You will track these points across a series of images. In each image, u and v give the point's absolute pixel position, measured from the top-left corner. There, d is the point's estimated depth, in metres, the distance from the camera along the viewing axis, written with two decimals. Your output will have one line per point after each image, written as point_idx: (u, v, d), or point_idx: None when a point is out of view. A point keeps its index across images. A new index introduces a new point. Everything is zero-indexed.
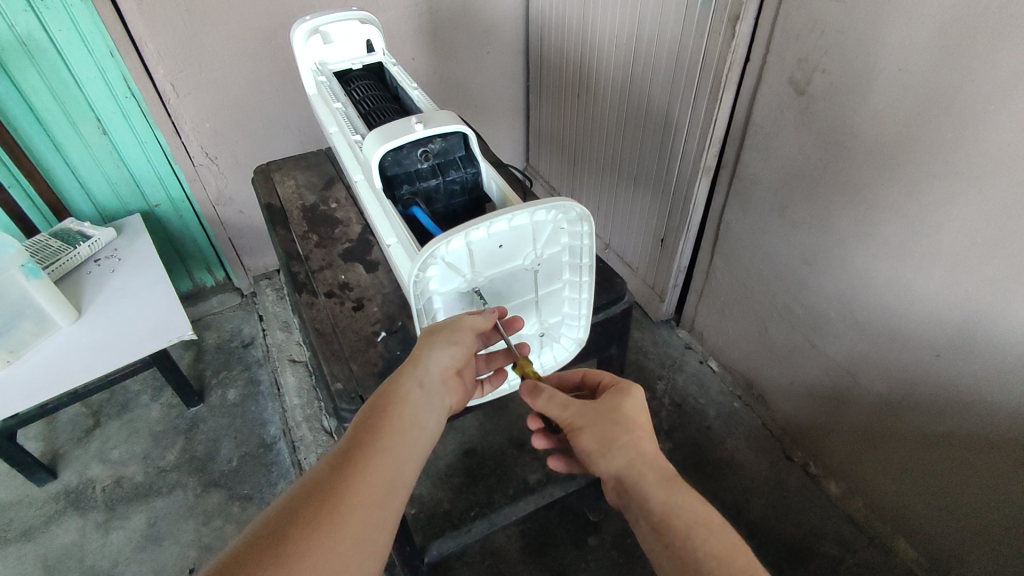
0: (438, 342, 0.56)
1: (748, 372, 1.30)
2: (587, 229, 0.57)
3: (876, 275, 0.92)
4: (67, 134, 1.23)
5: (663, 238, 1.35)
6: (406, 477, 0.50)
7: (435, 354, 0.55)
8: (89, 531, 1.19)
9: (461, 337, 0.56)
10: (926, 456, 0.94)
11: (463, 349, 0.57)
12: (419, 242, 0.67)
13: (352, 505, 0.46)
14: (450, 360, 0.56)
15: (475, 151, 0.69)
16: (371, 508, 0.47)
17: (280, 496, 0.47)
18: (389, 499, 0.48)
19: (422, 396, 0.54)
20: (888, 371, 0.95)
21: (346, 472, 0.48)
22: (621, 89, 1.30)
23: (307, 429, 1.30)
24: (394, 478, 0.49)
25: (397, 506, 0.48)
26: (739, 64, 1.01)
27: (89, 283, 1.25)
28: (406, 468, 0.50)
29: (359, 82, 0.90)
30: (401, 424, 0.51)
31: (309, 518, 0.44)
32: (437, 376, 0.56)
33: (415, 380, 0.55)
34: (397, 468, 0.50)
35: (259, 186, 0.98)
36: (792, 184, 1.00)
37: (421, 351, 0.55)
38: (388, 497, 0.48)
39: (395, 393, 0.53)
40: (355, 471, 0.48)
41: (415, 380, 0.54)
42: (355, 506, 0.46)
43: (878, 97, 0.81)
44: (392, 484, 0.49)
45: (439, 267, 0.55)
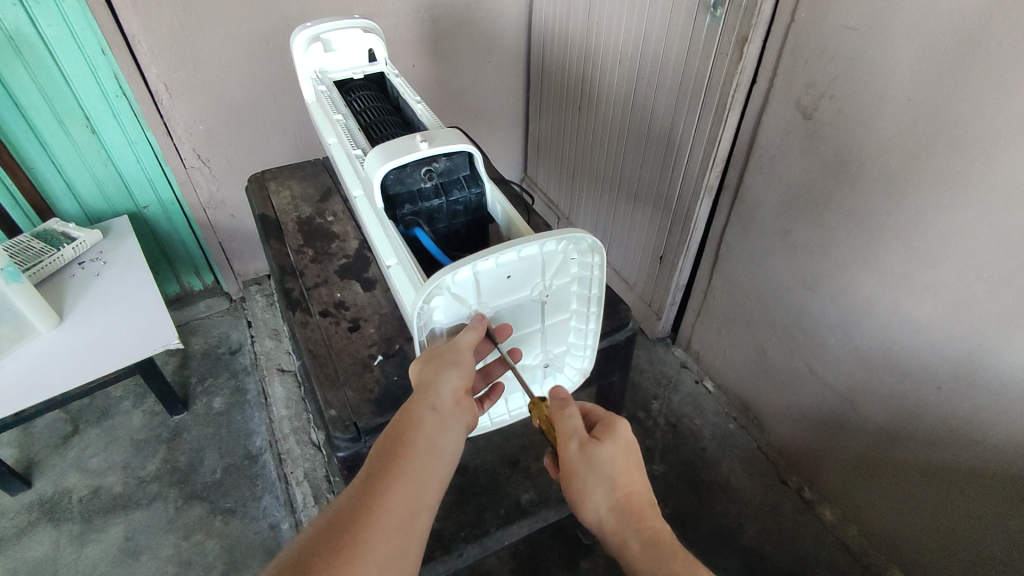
0: (440, 365, 0.52)
1: (744, 395, 1.29)
2: (598, 259, 0.55)
3: (878, 305, 0.91)
4: (54, 132, 1.20)
5: (662, 256, 1.34)
6: (426, 506, 0.48)
7: (441, 375, 0.52)
8: (63, 544, 1.15)
9: (462, 357, 0.53)
10: (924, 487, 0.93)
11: (467, 369, 0.53)
12: (421, 266, 0.65)
13: (373, 539, 0.44)
14: (458, 381, 0.52)
15: (480, 171, 0.67)
16: (391, 542, 0.44)
17: (301, 533, 0.45)
18: (410, 532, 0.46)
19: (434, 422, 0.51)
20: (887, 401, 0.94)
21: (363, 505, 0.46)
22: (623, 104, 1.29)
23: (294, 441, 1.27)
24: (414, 507, 0.47)
25: (420, 533, 0.46)
26: (745, 86, 1.00)
27: (72, 286, 1.21)
28: (426, 494, 0.48)
29: (360, 93, 0.88)
30: (415, 450, 0.49)
31: (330, 555, 0.43)
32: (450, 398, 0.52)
33: (427, 404, 0.51)
34: (415, 498, 0.47)
35: (254, 196, 0.95)
36: (796, 208, 0.99)
37: (428, 376, 0.52)
38: (410, 528, 0.46)
39: (407, 419, 0.50)
40: (372, 504, 0.46)
41: (425, 406, 0.51)
42: (375, 541, 0.44)
43: (887, 126, 0.80)
44: (411, 515, 0.46)
45: (444, 298, 0.53)
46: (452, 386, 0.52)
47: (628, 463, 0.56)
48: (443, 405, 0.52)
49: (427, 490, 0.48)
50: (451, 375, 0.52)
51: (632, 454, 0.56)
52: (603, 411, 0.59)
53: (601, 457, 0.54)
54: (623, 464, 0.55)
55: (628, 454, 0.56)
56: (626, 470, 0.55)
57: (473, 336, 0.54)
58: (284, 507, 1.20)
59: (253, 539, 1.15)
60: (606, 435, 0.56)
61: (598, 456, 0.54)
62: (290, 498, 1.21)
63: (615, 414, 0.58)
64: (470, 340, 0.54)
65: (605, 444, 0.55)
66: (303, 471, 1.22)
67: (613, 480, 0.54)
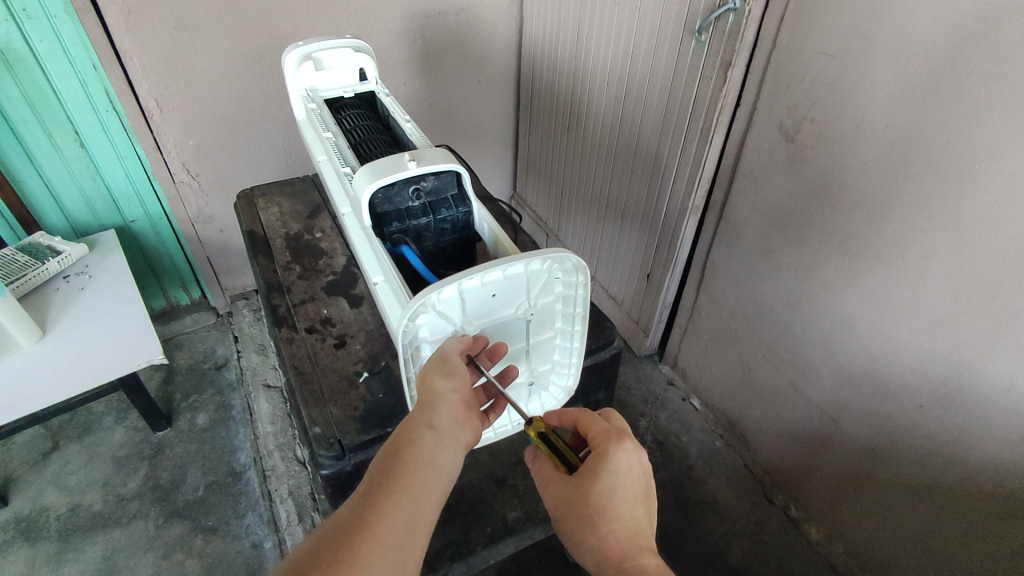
0: (436, 379, 0.53)
1: (729, 412, 1.29)
2: (582, 279, 0.55)
3: (860, 324, 0.92)
4: (43, 146, 1.19)
5: (649, 274, 1.35)
6: (425, 520, 0.47)
7: (438, 390, 0.52)
8: (39, 564, 1.12)
9: (455, 368, 0.53)
10: (907, 505, 0.93)
11: (463, 382, 0.53)
12: (408, 284, 0.65)
13: (371, 548, 0.44)
14: (455, 396, 0.53)
15: (467, 190, 0.68)
16: (389, 555, 0.44)
17: (303, 542, 0.45)
18: (409, 545, 0.45)
19: (433, 439, 0.51)
20: (869, 419, 0.95)
21: (364, 514, 0.46)
22: (611, 123, 1.31)
23: (279, 458, 1.26)
24: (413, 520, 0.46)
25: (417, 545, 0.46)
26: (730, 108, 1.02)
27: (57, 300, 1.20)
28: (425, 508, 0.48)
29: (350, 111, 0.89)
30: (414, 464, 0.49)
31: (328, 561, 0.43)
32: (448, 415, 0.52)
33: (426, 421, 0.51)
34: (414, 511, 0.47)
35: (242, 213, 0.95)
36: (779, 228, 1.01)
37: (426, 392, 0.52)
38: (407, 541, 0.45)
39: (407, 434, 0.51)
40: (371, 513, 0.46)
41: (424, 423, 0.51)
42: (372, 553, 0.44)
43: (865, 149, 0.83)
44: (409, 528, 0.46)
45: (428, 316, 0.53)
46: (448, 401, 0.52)
47: (614, 497, 0.54)
48: (442, 422, 0.52)
49: (426, 503, 0.48)
50: (448, 389, 0.52)
51: (622, 485, 0.54)
52: (601, 436, 0.56)
53: (577, 496, 0.55)
54: (607, 501, 0.54)
55: (616, 489, 0.54)
56: (610, 506, 0.54)
57: (460, 344, 0.54)
58: (268, 525, 1.18)
59: (235, 558, 1.13)
60: (589, 471, 0.54)
61: (574, 493, 0.55)
62: (273, 515, 1.19)
63: (608, 441, 0.55)
64: (460, 348, 0.54)
65: (586, 480, 0.54)
66: (288, 488, 1.20)
67: (592, 519, 0.54)
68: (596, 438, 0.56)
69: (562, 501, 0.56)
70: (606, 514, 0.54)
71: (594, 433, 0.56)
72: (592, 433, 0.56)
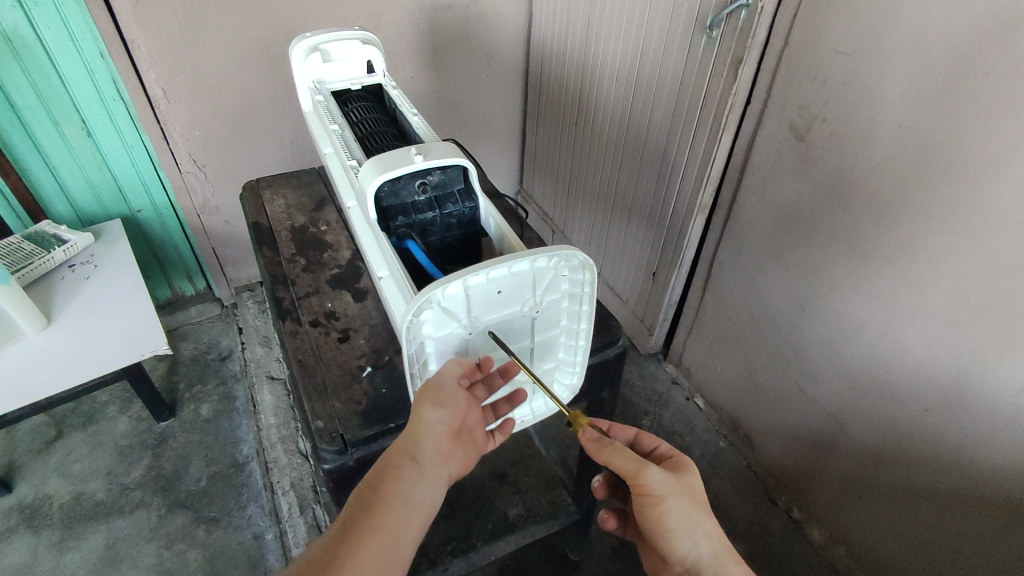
0: (425, 410, 0.51)
1: (734, 413, 1.29)
2: (589, 277, 0.51)
3: (868, 327, 0.91)
4: (50, 134, 1.20)
5: (655, 272, 1.34)
6: (402, 554, 0.49)
7: (425, 423, 0.51)
8: (42, 551, 1.13)
9: (446, 399, 0.50)
10: (910, 509, 0.93)
11: (454, 414, 0.52)
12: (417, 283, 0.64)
13: None
14: (443, 427, 0.52)
15: (474, 184, 0.67)
16: None
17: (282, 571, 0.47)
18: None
19: (415, 473, 0.51)
20: (876, 422, 0.94)
21: (341, 547, 0.47)
22: (619, 119, 1.29)
23: (282, 450, 1.26)
24: (389, 555, 0.48)
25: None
26: (740, 106, 1.01)
27: (63, 289, 1.20)
28: (403, 542, 0.49)
29: (357, 104, 0.88)
30: (394, 497, 0.49)
31: None
32: (432, 448, 0.52)
33: (410, 454, 0.51)
34: (392, 545, 0.48)
35: (248, 204, 0.95)
36: (787, 228, 1.00)
37: (413, 422, 0.52)
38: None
39: (390, 466, 0.51)
40: (349, 547, 0.47)
41: (407, 455, 0.51)
42: None
43: (877, 149, 0.81)
44: (385, 563, 0.47)
45: (432, 315, 0.48)
46: (435, 434, 0.52)
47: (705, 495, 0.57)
48: (424, 455, 0.52)
49: (404, 538, 0.49)
50: (434, 424, 0.51)
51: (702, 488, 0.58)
52: (673, 449, 0.61)
53: (680, 482, 0.55)
54: (704, 496, 0.57)
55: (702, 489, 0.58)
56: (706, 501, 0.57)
57: (457, 374, 0.51)
58: (269, 517, 1.18)
59: (236, 549, 1.14)
60: (682, 467, 0.58)
61: (675, 478, 0.55)
62: (274, 507, 1.19)
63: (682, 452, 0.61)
64: (456, 379, 0.51)
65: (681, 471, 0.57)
66: (290, 481, 1.21)
67: (701, 503, 0.55)
68: (668, 450, 0.61)
69: (673, 483, 0.54)
70: (707, 507, 0.56)
71: (663, 446, 0.62)
72: (668, 445, 0.62)
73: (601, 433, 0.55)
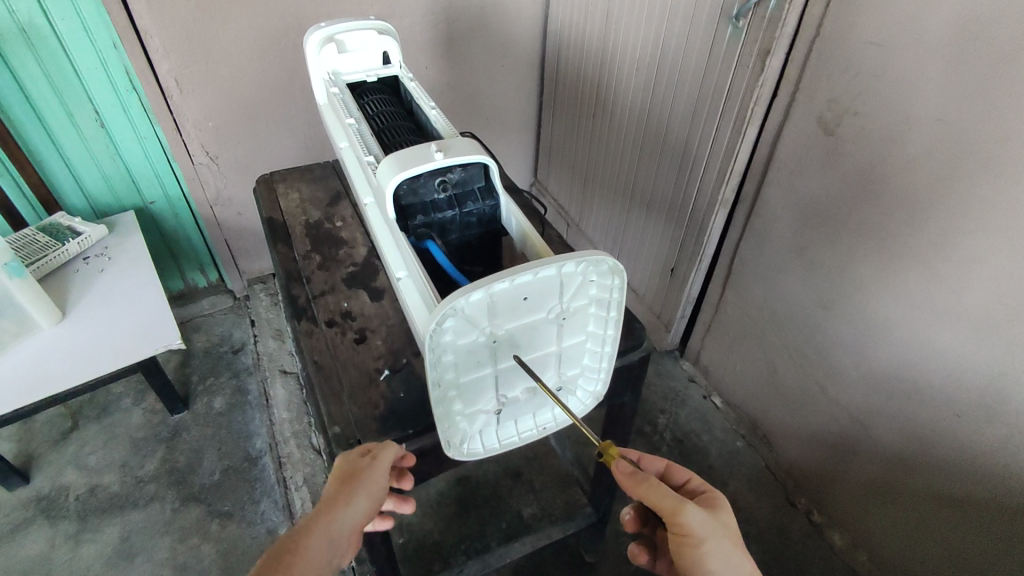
0: (354, 492, 0.52)
1: (752, 413, 1.26)
2: (618, 282, 0.49)
3: (897, 329, 0.88)
4: (63, 126, 1.19)
5: (674, 268, 1.31)
6: None
7: (352, 505, 0.52)
8: (58, 543, 1.13)
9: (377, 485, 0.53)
10: (936, 517, 0.91)
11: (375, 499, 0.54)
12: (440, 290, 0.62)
13: None
14: (362, 511, 0.53)
15: (495, 182, 0.65)
16: None
17: None
18: None
19: (324, 552, 0.51)
20: (904, 427, 0.91)
21: None
22: (639, 111, 1.26)
23: (295, 445, 1.27)
24: None
25: None
26: (766, 99, 0.97)
27: (77, 281, 1.20)
28: None
29: (373, 96, 0.86)
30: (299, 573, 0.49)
31: None
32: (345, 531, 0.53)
33: (325, 534, 0.51)
34: None
35: (261, 198, 0.93)
36: (814, 226, 0.97)
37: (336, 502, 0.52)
38: None
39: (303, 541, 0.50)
40: None
41: (323, 534, 0.51)
42: None
43: (912, 145, 0.78)
44: None
45: (454, 324, 0.46)
46: (354, 516, 0.53)
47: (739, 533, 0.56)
48: (337, 537, 0.52)
49: None
50: (357, 507, 0.52)
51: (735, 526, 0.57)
52: (704, 483, 0.60)
53: (717, 521, 0.54)
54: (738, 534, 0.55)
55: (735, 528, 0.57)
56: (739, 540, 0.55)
57: (388, 466, 0.54)
58: (282, 512, 1.18)
59: (249, 543, 1.13)
60: (716, 504, 0.56)
61: (711, 516, 0.54)
62: (287, 502, 1.19)
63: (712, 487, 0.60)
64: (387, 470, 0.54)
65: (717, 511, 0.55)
66: (303, 476, 1.22)
67: (737, 542, 0.54)
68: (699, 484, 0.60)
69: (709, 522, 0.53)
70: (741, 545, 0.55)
71: (695, 480, 0.61)
72: (698, 478, 0.61)
73: (637, 467, 0.55)
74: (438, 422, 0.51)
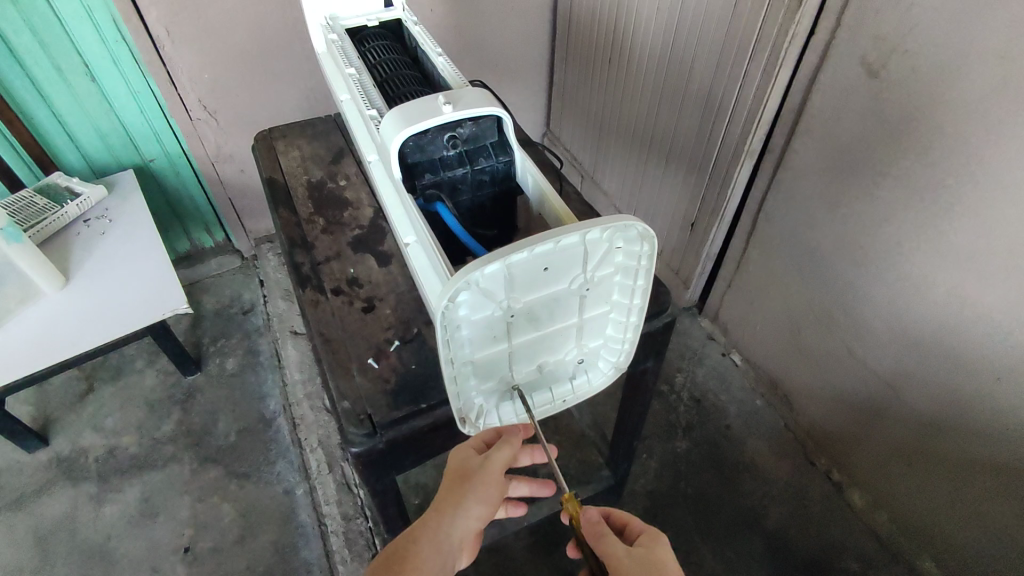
0: (474, 496, 0.49)
1: (772, 371, 1.23)
2: (648, 250, 0.45)
3: (934, 288, 0.83)
4: (53, 81, 1.13)
5: (693, 222, 1.26)
6: None
7: (470, 505, 0.49)
8: (81, 503, 1.15)
9: (491, 489, 0.50)
10: (964, 481, 0.88)
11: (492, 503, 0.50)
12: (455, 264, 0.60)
13: None
14: (481, 512, 0.50)
15: (509, 136, 0.60)
16: None
17: None
18: None
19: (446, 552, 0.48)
20: (936, 389, 0.88)
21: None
22: (659, 54, 1.18)
23: (308, 407, 1.24)
24: None
25: None
26: (802, 38, 0.89)
27: (79, 244, 1.17)
28: None
29: (375, 43, 0.80)
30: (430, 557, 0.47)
31: None
32: (465, 531, 0.49)
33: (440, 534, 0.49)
34: None
35: (260, 158, 0.88)
36: (848, 179, 0.91)
37: (458, 499, 0.50)
38: None
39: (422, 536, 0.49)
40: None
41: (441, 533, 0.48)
42: None
43: (967, 89, 0.71)
44: None
45: (469, 297, 0.43)
46: (473, 518, 0.49)
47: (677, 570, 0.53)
48: (456, 537, 0.49)
49: None
50: (478, 505, 0.49)
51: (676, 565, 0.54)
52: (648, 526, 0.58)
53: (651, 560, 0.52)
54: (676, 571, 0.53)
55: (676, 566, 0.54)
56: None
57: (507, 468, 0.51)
58: (298, 473, 1.18)
59: (268, 504, 1.14)
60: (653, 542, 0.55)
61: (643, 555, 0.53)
62: (303, 463, 1.19)
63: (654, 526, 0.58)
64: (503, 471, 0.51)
65: (652, 551, 0.53)
66: (317, 439, 1.19)
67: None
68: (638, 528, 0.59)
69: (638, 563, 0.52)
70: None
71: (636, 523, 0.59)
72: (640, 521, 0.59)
73: (589, 513, 0.57)
74: (452, 398, 0.49)
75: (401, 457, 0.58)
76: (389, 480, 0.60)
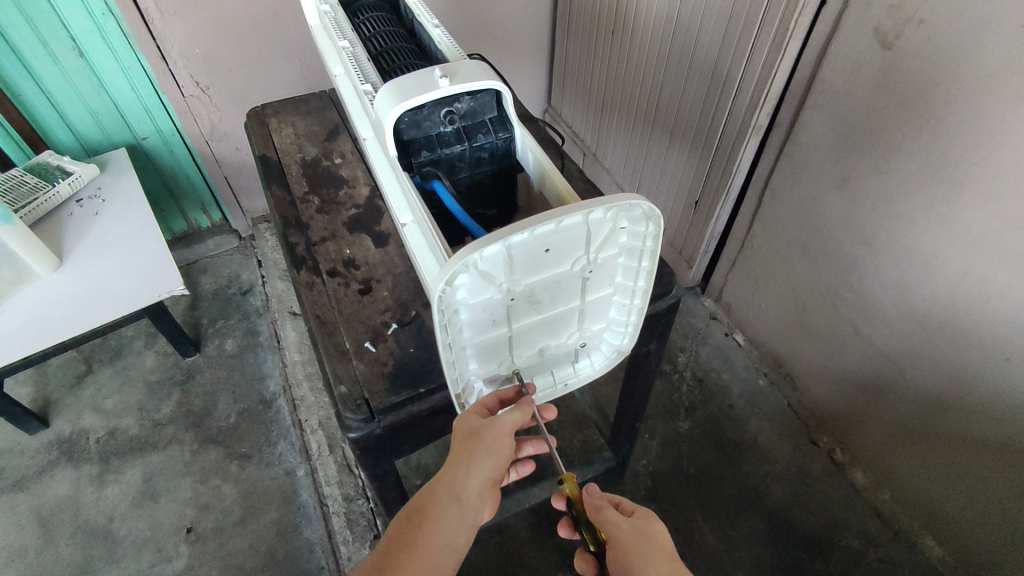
0: (478, 457, 0.48)
1: (777, 351, 1.22)
2: (653, 230, 0.43)
3: (944, 267, 0.82)
4: (39, 56, 1.10)
5: (698, 200, 1.24)
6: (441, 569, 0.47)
7: (475, 467, 0.48)
8: (84, 484, 1.15)
9: (496, 448, 0.48)
10: (969, 461, 0.88)
11: (501, 458, 0.49)
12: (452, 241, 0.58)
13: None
14: (488, 471, 0.49)
15: (509, 112, 0.58)
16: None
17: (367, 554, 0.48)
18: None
19: (457, 514, 0.48)
20: (942, 369, 0.87)
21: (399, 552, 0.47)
22: (663, 25, 1.14)
23: (308, 387, 1.21)
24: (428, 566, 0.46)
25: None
26: (813, 8, 0.86)
27: (71, 225, 1.15)
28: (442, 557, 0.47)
29: (369, 14, 0.77)
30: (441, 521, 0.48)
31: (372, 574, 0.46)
32: (475, 489, 0.49)
33: (450, 495, 0.48)
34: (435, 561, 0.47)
35: (253, 135, 0.85)
36: (858, 154, 0.88)
37: (460, 461, 0.48)
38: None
39: (432, 501, 0.48)
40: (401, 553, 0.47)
41: (450, 496, 0.48)
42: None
43: (986, 60, 0.68)
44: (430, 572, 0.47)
45: (468, 280, 0.41)
46: (482, 477, 0.48)
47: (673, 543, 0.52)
48: (467, 496, 0.49)
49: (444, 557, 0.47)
50: (484, 465, 0.48)
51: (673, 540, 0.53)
52: None
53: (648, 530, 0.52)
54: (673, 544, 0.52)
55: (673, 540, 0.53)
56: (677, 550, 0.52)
57: (517, 421, 0.49)
58: (299, 454, 1.18)
59: (269, 484, 1.14)
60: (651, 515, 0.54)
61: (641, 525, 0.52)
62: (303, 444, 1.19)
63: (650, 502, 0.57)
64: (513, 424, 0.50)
65: (650, 522, 0.53)
66: (317, 419, 1.17)
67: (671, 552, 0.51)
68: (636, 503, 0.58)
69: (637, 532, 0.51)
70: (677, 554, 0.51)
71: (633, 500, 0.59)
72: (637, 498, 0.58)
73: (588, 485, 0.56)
74: (451, 382, 0.48)
75: (400, 441, 0.57)
76: (388, 465, 0.60)
